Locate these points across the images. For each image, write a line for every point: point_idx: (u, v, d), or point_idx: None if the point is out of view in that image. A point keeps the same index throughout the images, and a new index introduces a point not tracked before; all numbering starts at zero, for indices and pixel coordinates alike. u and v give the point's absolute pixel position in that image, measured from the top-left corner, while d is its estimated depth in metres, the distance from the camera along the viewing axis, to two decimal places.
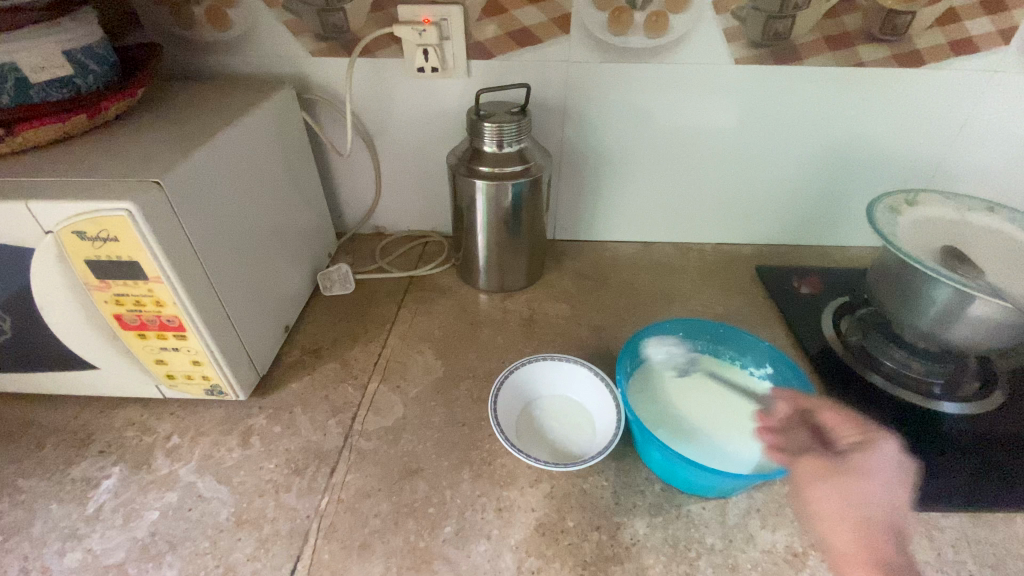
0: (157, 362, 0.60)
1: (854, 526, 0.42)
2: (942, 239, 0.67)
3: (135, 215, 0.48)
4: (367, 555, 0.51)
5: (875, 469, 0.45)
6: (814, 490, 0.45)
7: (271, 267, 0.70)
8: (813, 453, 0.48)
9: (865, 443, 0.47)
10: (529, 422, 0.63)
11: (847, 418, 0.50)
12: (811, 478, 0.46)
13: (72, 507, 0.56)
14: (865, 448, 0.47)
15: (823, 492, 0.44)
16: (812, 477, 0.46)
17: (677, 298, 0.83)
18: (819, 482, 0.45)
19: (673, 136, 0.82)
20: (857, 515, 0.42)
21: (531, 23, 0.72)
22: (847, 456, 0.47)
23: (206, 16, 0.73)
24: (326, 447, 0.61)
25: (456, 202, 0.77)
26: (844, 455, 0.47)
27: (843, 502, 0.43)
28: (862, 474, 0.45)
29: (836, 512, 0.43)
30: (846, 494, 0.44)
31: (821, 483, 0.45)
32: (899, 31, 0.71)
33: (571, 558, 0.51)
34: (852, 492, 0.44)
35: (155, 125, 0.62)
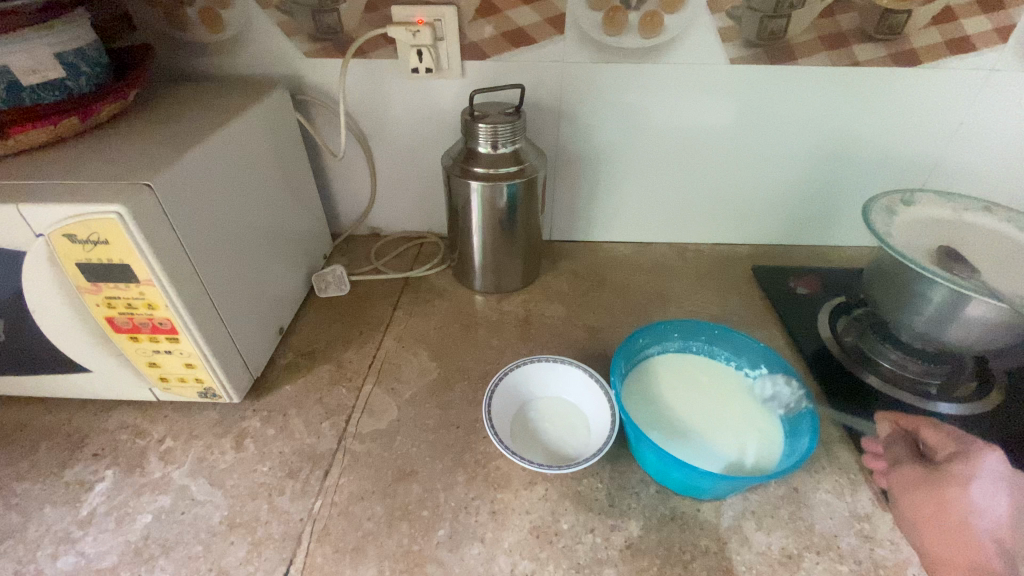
0: (150, 365, 0.60)
1: (950, 539, 0.45)
2: (938, 239, 0.67)
3: (125, 218, 0.48)
4: (361, 558, 0.51)
5: (970, 478, 0.46)
6: (912, 503, 0.49)
7: (264, 269, 0.70)
8: (910, 468, 0.50)
9: (964, 454, 0.48)
10: (524, 423, 0.63)
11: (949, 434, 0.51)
12: (909, 492, 0.49)
13: (66, 510, 0.56)
14: (964, 459, 0.48)
15: (917, 503, 0.48)
16: (912, 492, 0.49)
17: (673, 298, 0.83)
18: (915, 494, 0.48)
19: (669, 136, 0.82)
20: (952, 527, 0.45)
21: (525, 23, 0.72)
22: (944, 467, 0.48)
23: (200, 17, 0.73)
24: (320, 450, 0.61)
25: (452, 203, 0.77)
26: (942, 466, 0.48)
27: (940, 514, 0.46)
28: (952, 482, 0.46)
29: (938, 526, 0.46)
30: (939, 506, 0.46)
31: (919, 495, 0.48)
32: (894, 30, 0.71)
33: (565, 560, 0.51)
34: (945, 502, 0.46)
35: (148, 127, 0.62)
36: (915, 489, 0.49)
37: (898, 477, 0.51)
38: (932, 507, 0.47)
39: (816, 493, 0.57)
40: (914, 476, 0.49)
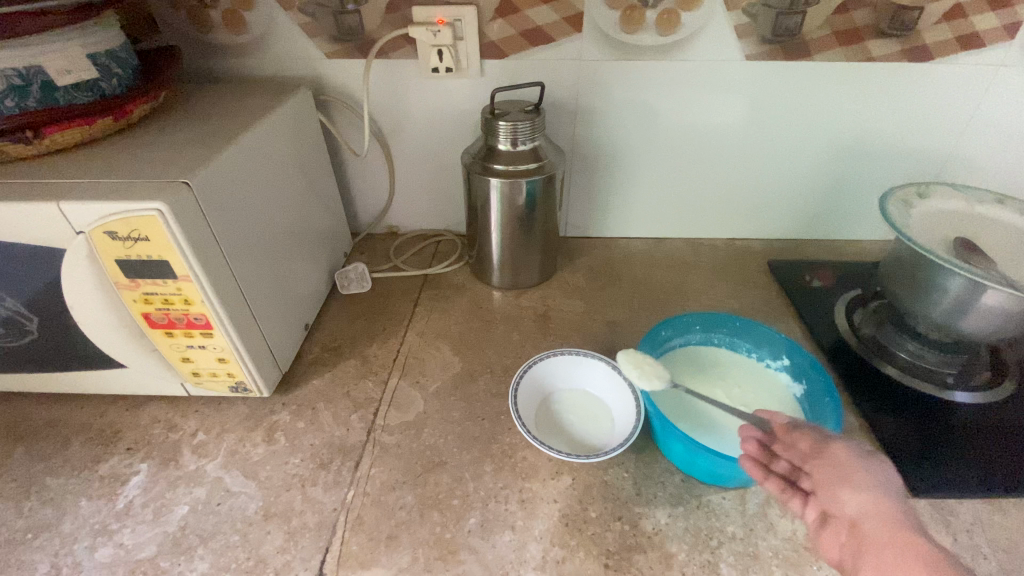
0: (183, 360, 0.61)
1: (891, 525, 0.42)
2: (954, 231, 0.68)
3: (165, 215, 0.49)
4: (395, 546, 0.52)
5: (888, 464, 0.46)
6: (845, 491, 0.45)
7: (289, 266, 0.71)
8: (835, 444, 0.47)
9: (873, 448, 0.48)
10: (548, 414, 0.64)
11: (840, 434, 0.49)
12: (835, 471, 0.46)
13: (102, 503, 0.57)
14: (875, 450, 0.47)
15: (853, 477, 0.45)
16: (836, 473, 0.45)
17: (690, 292, 0.84)
18: (845, 473, 0.45)
19: (683, 133, 0.83)
20: (889, 511, 0.42)
21: (544, 22, 0.73)
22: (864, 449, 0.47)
23: (223, 20, 0.74)
24: (350, 442, 0.62)
25: (472, 200, 0.78)
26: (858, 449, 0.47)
27: (874, 498, 0.43)
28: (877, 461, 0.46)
29: (873, 511, 0.43)
30: (873, 483, 0.44)
31: (847, 480, 0.45)
32: (908, 26, 0.72)
33: (595, 547, 0.52)
34: (874, 476, 0.45)
35: (177, 127, 0.63)
36: (845, 471, 0.45)
37: (833, 449, 0.47)
38: (862, 491, 0.44)
39: None
40: (839, 457, 0.46)
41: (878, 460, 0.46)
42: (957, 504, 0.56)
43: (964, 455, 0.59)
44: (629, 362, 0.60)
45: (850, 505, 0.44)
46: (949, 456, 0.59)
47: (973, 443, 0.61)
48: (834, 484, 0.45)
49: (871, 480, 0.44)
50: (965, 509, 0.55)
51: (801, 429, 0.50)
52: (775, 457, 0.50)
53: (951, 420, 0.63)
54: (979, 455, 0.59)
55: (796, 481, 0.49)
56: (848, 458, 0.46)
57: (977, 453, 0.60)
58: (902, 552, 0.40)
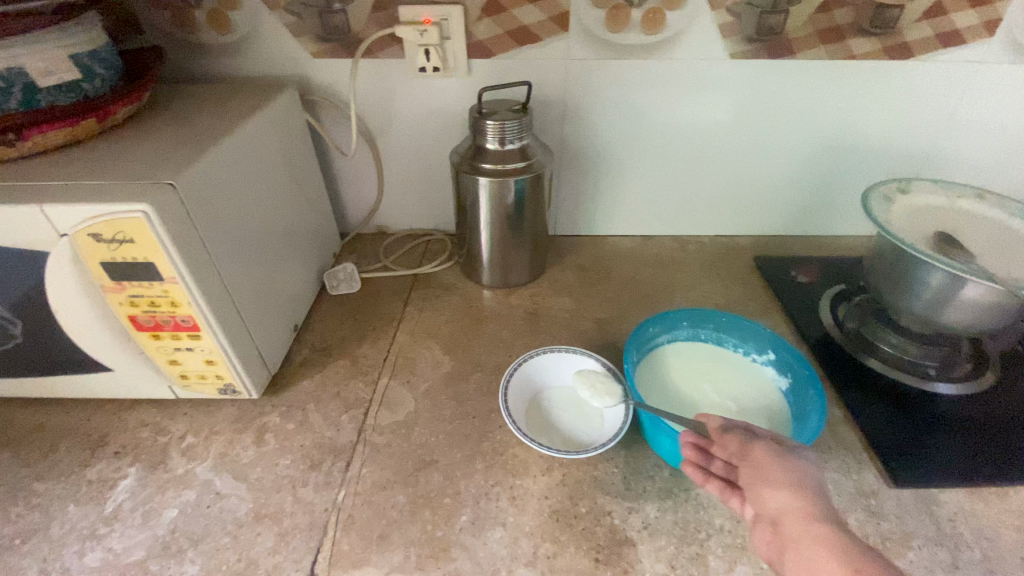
0: (170, 363, 0.61)
1: (809, 524, 0.42)
2: (934, 226, 0.69)
3: (150, 216, 0.49)
4: (386, 545, 0.52)
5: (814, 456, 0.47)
6: (766, 491, 0.44)
7: (277, 267, 0.71)
8: (756, 443, 0.47)
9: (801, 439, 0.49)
10: (538, 411, 0.65)
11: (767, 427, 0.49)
12: (756, 471, 0.45)
13: (91, 508, 0.57)
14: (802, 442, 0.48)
15: (778, 474, 0.44)
16: (757, 474, 0.45)
17: (678, 289, 0.85)
18: (765, 473, 0.45)
19: (669, 131, 0.84)
20: (807, 508, 0.42)
21: (530, 22, 0.74)
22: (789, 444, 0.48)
23: (208, 20, 0.74)
24: (340, 442, 0.62)
25: (461, 200, 0.78)
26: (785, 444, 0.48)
27: (797, 493, 0.43)
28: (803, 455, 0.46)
29: (792, 509, 0.43)
30: (797, 477, 0.44)
31: (767, 479, 0.45)
32: (888, 25, 0.73)
33: (586, 542, 0.53)
34: (798, 469, 0.45)
35: (162, 128, 0.63)
36: (765, 470, 0.45)
37: (759, 443, 0.47)
38: (783, 490, 0.44)
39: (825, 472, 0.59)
40: (759, 456, 0.46)
41: (802, 455, 0.46)
42: (939, 493, 0.57)
43: (947, 445, 0.61)
44: (583, 383, 0.64)
45: (773, 503, 0.44)
46: (932, 447, 0.60)
47: (955, 434, 0.62)
48: (758, 482, 0.45)
49: (794, 474, 0.44)
50: (947, 498, 0.57)
51: (732, 430, 0.49)
52: (712, 457, 0.51)
53: (933, 411, 0.65)
54: (961, 445, 0.61)
55: (732, 478, 0.50)
56: (773, 453, 0.46)
57: (959, 444, 0.61)
58: (823, 544, 0.40)
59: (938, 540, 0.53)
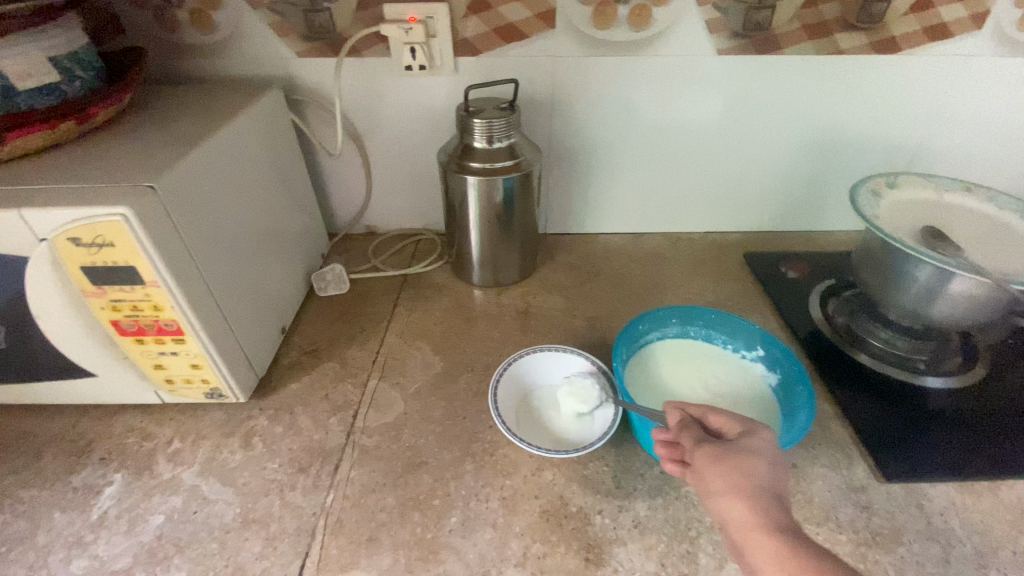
0: (155, 367, 0.60)
1: (753, 534, 0.40)
2: (922, 220, 0.69)
3: (129, 220, 0.48)
4: (375, 548, 0.52)
5: (764, 450, 0.44)
6: (712, 500, 0.43)
7: (263, 269, 0.70)
8: (704, 447, 0.45)
9: (749, 429, 0.46)
10: (528, 410, 0.64)
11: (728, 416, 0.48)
12: (701, 479, 0.44)
13: (77, 515, 0.56)
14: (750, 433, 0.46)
15: (727, 484, 0.42)
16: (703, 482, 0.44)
17: (669, 286, 0.85)
18: (708, 480, 0.44)
19: (658, 128, 0.84)
20: (748, 517, 0.41)
21: (516, 19, 0.73)
22: (738, 441, 0.45)
23: (190, 19, 0.73)
24: (329, 445, 0.61)
25: (449, 199, 0.78)
26: (734, 441, 0.46)
27: (743, 500, 0.41)
28: (751, 452, 0.44)
29: (735, 519, 0.41)
30: (746, 484, 0.42)
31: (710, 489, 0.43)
32: (875, 19, 0.73)
33: (576, 541, 0.52)
34: (747, 474, 0.43)
35: (145, 129, 0.62)
36: (708, 478, 0.44)
37: (705, 452, 0.45)
38: (725, 499, 0.42)
39: (815, 468, 0.59)
40: (701, 464, 0.45)
41: (750, 453, 0.44)
42: (929, 487, 0.57)
43: (936, 439, 0.61)
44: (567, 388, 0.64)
45: (721, 513, 0.42)
46: (921, 442, 0.60)
47: (944, 428, 0.62)
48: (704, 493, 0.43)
49: (739, 479, 0.42)
50: (937, 493, 0.57)
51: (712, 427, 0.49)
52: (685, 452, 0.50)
53: (923, 405, 0.65)
54: (950, 439, 0.61)
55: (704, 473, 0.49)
56: (721, 458, 0.44)
57: (948, 437, 0.61)
58: (777, 558, 0.38)
59: (928, 535, 0.53)
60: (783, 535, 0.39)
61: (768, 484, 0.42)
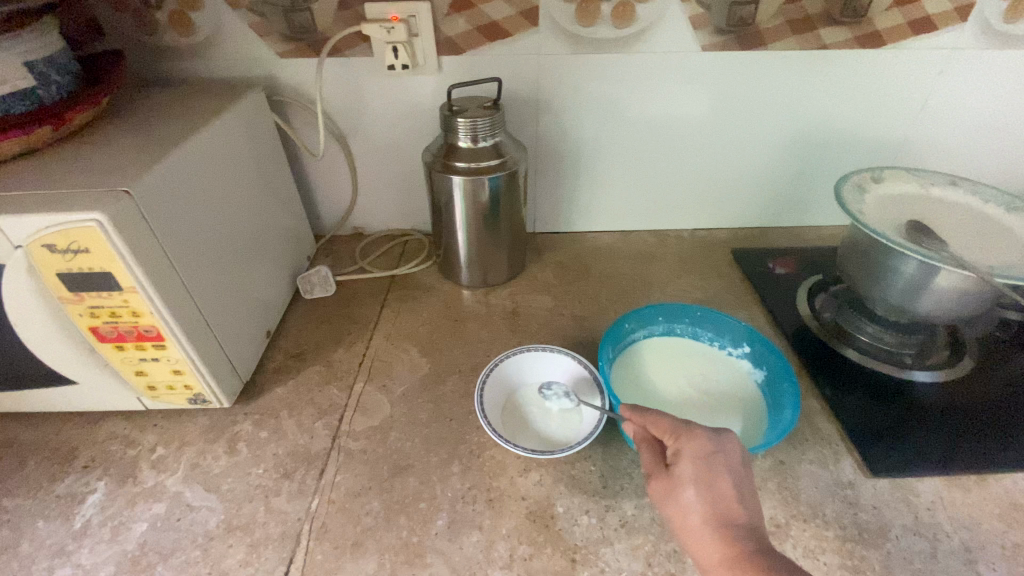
0: (137, 374, 0.59)
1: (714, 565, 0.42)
2: (908, 214, 0.69)
3: (105, 225, 0.47)
4: (361, 553, 0.52)
5: (695, 475, 0.45)
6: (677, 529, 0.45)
7: (247, 273, 0.69)
8: (655, 479, 0.47)
9: (678, 449, 0.47)
10: (516, 411, 0.64)
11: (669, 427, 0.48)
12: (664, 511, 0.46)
13: (59, 523, 0.56)
14: (678, 456, 0.47)
15: (677, 525, 0.45)
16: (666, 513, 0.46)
17: (657, 284, 0.85)
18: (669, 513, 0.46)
19: (645, 125, 0.83)
20: (707, 549, 0.43)
21: (499, 17, 0.73)
22: (672, 469, 0.47)
23: (169, 21, 0.72)
24: (314, 450, 0.61)
25: (435, 200, 0.77)
26: (671, 469, 0.47)
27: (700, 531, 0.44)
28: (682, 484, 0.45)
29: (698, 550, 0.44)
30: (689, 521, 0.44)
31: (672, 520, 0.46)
32: (859, 13, 0.73)
33: (563, 542, 0.52)
34: (686, 510, 0.45)
35: (124, 132, 0.61)
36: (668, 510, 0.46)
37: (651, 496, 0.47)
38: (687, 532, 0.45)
39: (802, 463, 0.59)
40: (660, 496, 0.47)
41: (683, 485, 0.45)
42: (916, 482, 0.57)
43: (924, 433, 0.61)
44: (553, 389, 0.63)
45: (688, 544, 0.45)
46: (909, 436, 0.61)
47: (932, 422, 0.62)
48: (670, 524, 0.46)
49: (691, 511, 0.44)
50: (924, 487, 0.57)
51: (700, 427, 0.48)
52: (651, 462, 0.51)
53: (911, 399, 0.65)
54: (937, 433, 0.61)
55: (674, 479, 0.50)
56: (667, 496, 0.46)
57: (935, 431, 0.61)
58: None
59: (914, 529, 0.53)
60: (731, 565, 0.41)
61: (711, 512, 0.44)
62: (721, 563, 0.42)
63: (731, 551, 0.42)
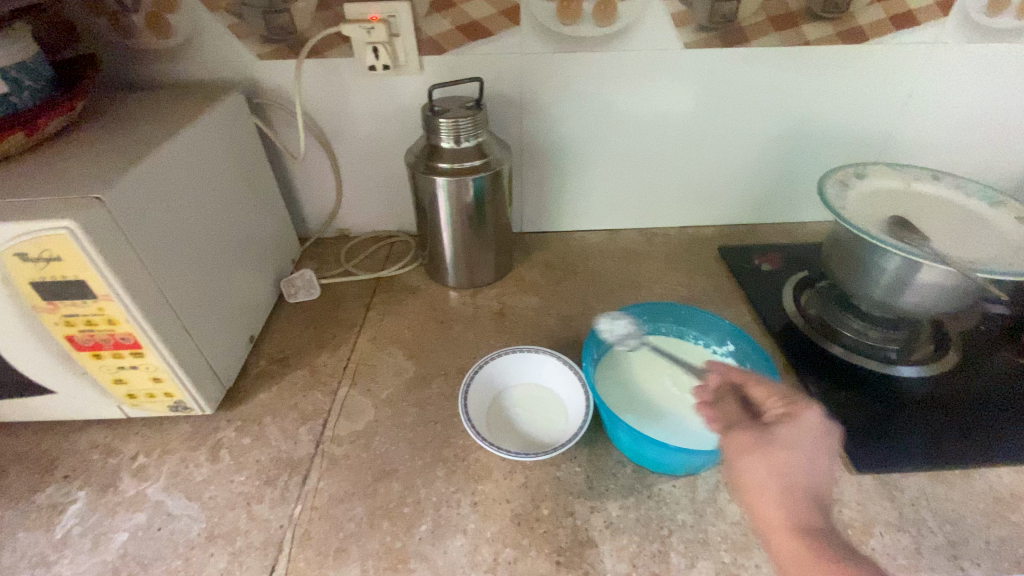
0: (115, 382, 0.59)
1: (791, 531, 0.41)
2: (891, 209, 0.69)
3: (76, 233, 0.47)
4: (344, 560, 0.51)
5: (796, 442, 0.43)
6: (746, 486, 0.44)
7: (228, 277, 0.69)
8: (741, 431, 0.45)
9: (789, 415, 0.45)
10: (500, 413, 0.64)
11: (777, 392, 0.48)
12: (737, 463, 0.44)
13: (40, 534, 0.55)
14: (788, 421, 0.44)
15: (754, 482, 0.43)
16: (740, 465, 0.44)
17: (644, 282, 0.84)
18: (744, 465, 0.44)
19: (630, 123, 0.83)
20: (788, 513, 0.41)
21: (480, 16, 0.72)
22: (772, 430, 0.44)
23: (146, 24, 0.71)
24: (297, 455, 0.60)
25: (419, 201, 0.77)
26: (767, 430, 0.45)
27: (782, 495, 0.42)
28: (781, 445, 0.43)
29: (772, 509, 0.42)
30: (776, 481, 0.42)
31: (747, 475, 0.43)
32: (841, 9, 0.73)
33: (547, 545, 0.52)
34: (775, 471, 0.42)
35: (99, 138, 0.60)
36: (745, 462, 0.44)
37: (732, 447, 0.45)
38: (763, 490, 0.43)
39: None
40: (740, 445, 0.44)
41: (779, 445, 0.43)
42: (900, 478, 0.57)
43: (908, 428, 0.61)
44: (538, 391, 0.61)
45: (755, 501, 0.43)
46: (894, 431, 0.61)
47: (916, 417, 0.62)
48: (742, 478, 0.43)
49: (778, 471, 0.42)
50: (908, 483, 0.57)
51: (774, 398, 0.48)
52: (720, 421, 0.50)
53: (895, 395, 0.65)
54: (921, 428, 0.61)
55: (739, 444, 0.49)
56: (751, 450, 0.44)
57: (919, 426, 0.61)
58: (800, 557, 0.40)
59: (898, 526, 0.53)
60: (807, 535, 0.40)
61: (799, 483, 0.42)
62: (792, 532, 0.41)
63: (810, 523, 0.41)
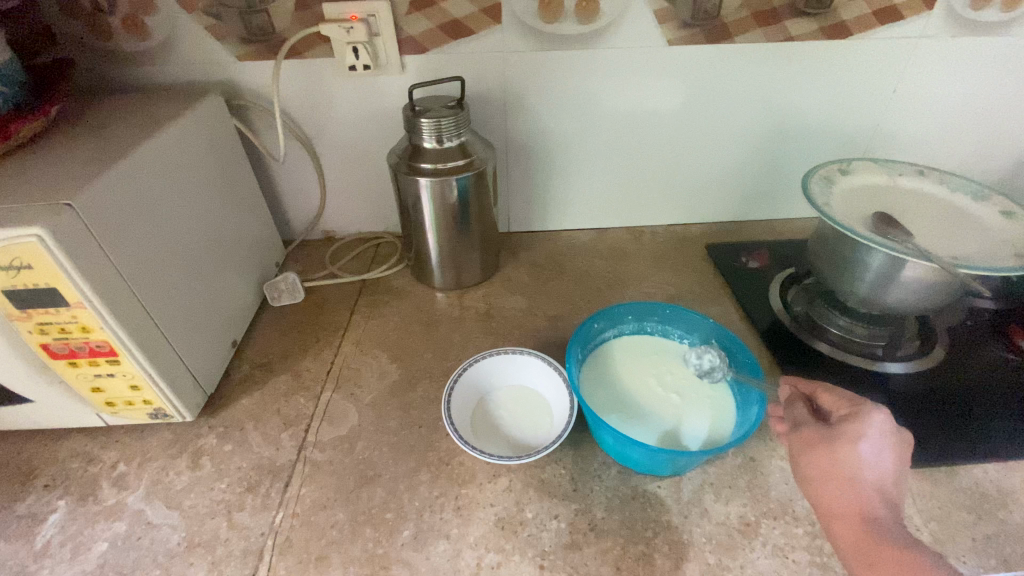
0: (93, 390, 0.58)
1: (857, 524, 0.43)
2: (876, 205, 0.69)
3: (45, 240, 0.46)
4: (325, 567, 0.51)
5: (862, 438, 0.45)
6: (812, 479, 0.47)
7: (209, 282, 0.68)
8: (808, 429, 0.48)
9: (854, 414, 0.47)
10: (485, 416, 0.63)
11: (843, 396, 0.49)
12: (805, 458, 0.47)
13: (18, 545, 0.54)
14: (853, 418, 0.47)
15: (817, 472, 0.46)
16: (807, 459, 0.47)
17: (631, 281, 0.84)
18: (811, 459, 0.47)
19: (615, 121, 0.83)
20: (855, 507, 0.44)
21: (460, 15, 0.71)
22: (838, 427, 0.47)
23: (123, 25, 0.70)
24: (279, 462, 0.60)
25: (403, 202, 0.76)
26: (835, 428, 0.47)
27: (845, 488, 0.44)
28: (846, 441, 0.45)
29: (838, 500, 0.45)
30: (838, 474, 0.45)
31: (816, 470, 0.46)
32: (824, 4, 0.72)
33: (530, 549, 0.51)
34: (840, 464, 0.45)
35: (73, 143, 0.59)
36: (811, 455, 0.47)
37: (798, 441, 0.48)
38: (829, 484, 0.45)
39: (772, 460, 0.59)
40: (808, 440, 0.48)
41: (844, 441, 0.46)
42: None
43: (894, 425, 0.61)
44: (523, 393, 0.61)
45: (820, 494, 0.46)
46: None
47: (902, 413, 0.62)
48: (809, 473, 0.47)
49: (843, 466, 0.45)
50: None
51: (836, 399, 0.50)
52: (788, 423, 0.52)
53: (882, 391, 0.65)
54: (907, 424, 0.61)
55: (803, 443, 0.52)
56: (817, 445, 0.47)
57: (905, 423, 0.61)
58: (864, 546, 0.42)
59: None
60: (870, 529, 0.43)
61: (862, 478, 0.44)
62: (857, 525, 0.43)
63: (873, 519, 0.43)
